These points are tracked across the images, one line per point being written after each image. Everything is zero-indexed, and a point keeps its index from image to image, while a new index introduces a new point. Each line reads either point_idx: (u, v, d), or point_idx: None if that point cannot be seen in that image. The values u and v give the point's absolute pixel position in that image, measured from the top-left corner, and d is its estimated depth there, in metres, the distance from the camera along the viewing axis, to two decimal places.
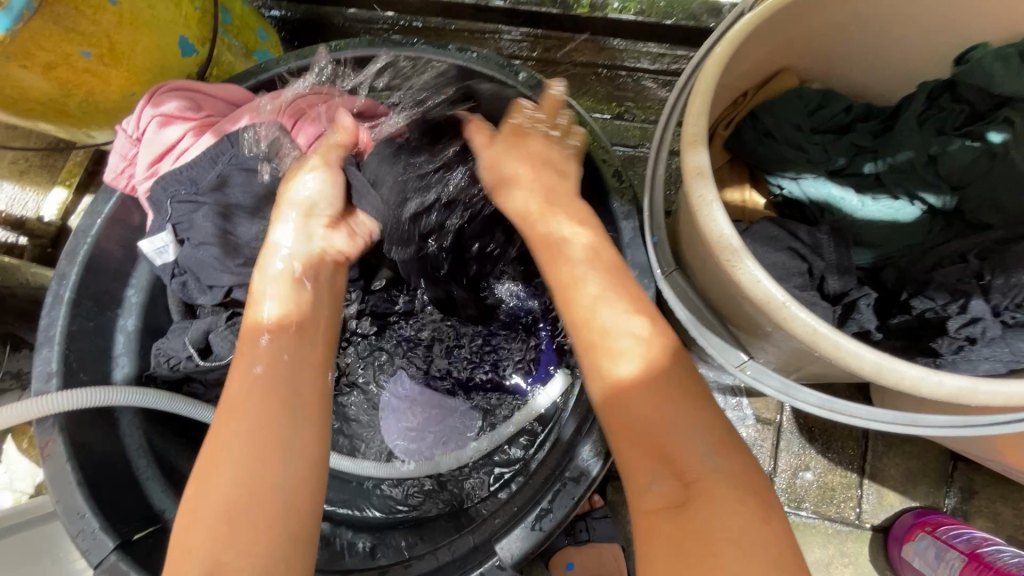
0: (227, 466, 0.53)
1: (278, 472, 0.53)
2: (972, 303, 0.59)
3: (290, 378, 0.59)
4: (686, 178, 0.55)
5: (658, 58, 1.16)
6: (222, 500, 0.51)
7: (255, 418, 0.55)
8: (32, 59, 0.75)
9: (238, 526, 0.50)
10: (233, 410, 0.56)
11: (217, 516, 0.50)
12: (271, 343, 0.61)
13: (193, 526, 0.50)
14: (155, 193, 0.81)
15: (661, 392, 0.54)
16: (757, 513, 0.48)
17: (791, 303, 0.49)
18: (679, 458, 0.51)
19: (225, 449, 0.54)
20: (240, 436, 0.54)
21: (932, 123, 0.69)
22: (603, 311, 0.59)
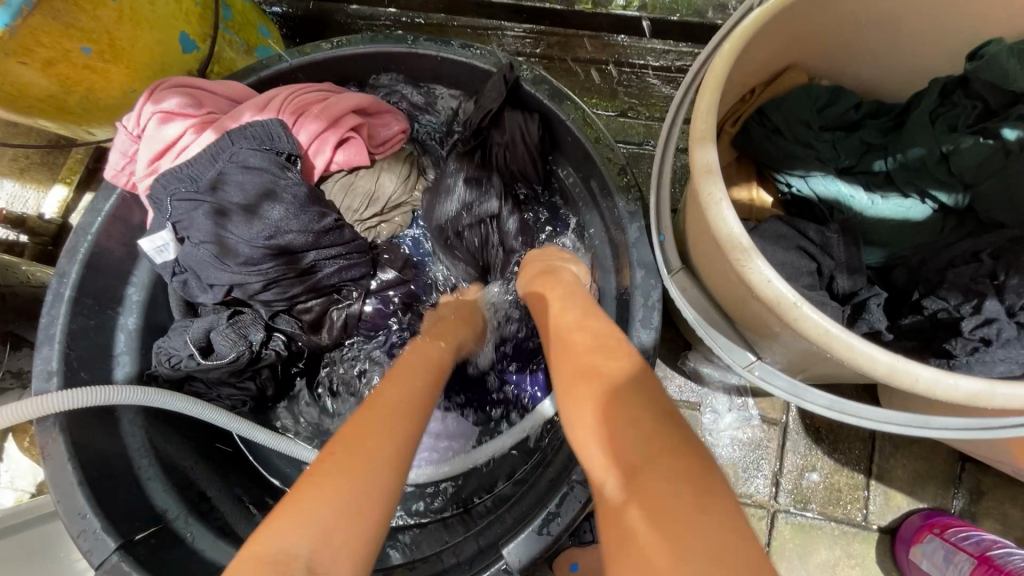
0: (375, 454, 0.51)
1: (389, 486, 0.50)
2: (986, 303, 0.58)
3: (419, 403, 0.61)
4: (695, 176, 0.54)
5: (662, 55, 1.15)
6: (354, 505, 0.46)
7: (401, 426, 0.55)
8: (32, 55, 0.74)
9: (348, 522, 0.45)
10: (377, 415, 0.56)
11: (344, 503, 0.46)
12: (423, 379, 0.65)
13: (314, 513, 0.44)
14: (156, 190, 0.80)
15: (631, 391, 0.50)
16: (707, 500, 0.40)
17: (802, 303, 0.49)
18: (630, 449, 0.45)
19: (372, 440, 0.52)
20: (383, 432, 0.53)
21: (945, 120, 0.68)
22: (587, 327, 0.61)
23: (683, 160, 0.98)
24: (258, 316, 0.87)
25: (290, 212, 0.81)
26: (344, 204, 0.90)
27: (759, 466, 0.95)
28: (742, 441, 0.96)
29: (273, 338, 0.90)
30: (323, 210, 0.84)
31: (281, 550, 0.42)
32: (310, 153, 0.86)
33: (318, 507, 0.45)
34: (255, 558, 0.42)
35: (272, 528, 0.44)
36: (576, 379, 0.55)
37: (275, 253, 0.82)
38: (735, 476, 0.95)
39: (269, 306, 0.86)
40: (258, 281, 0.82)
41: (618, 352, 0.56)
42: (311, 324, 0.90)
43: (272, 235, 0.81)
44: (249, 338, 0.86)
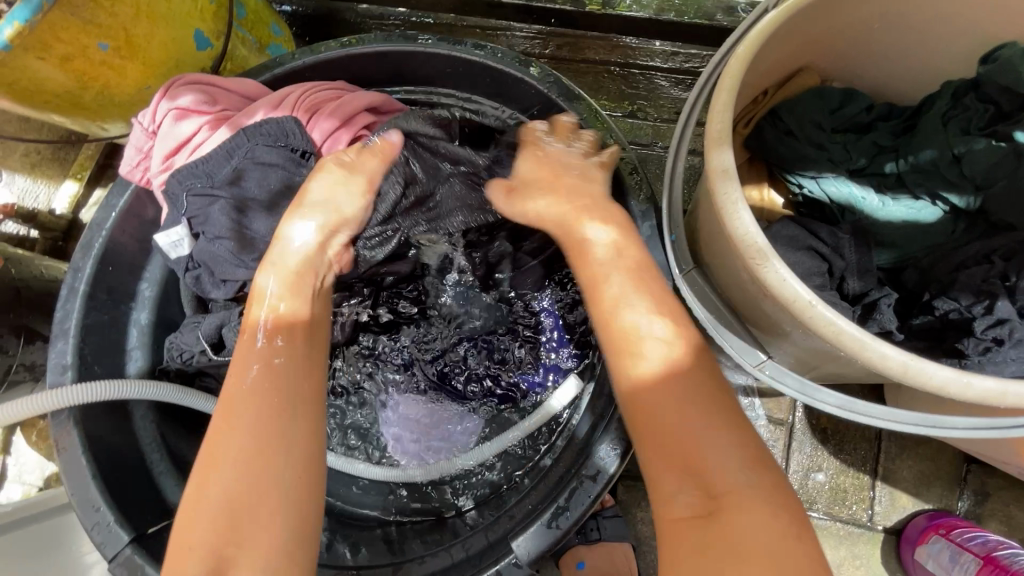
0: (223, 462, 0.54)
1: (273, 478, 0.54)
2: (998, 303, 0.59)
3: (293, 380, 0.60)
4: (710, 177, 0.55)
5: (671, 57, 1.16)
6: (222, 509, 0.52)
7: (256, 425, 0.56)
8: (50, 51, 0.74)
9: (237, 525, 0.51)
10: (234, 415, 0.57)
11: (218, 513, 0.52)
12: (276, 347, 0.62)
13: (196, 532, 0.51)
14: (172, 185, 0.81)
15: (689, 398, 0.54)
16: (773, 509, 0.49)
17: (817, 302, 0.49)
18: (704, 465, 0.52)
19: (220, 443, 0.55)
20: (245, 428, 0.56)
21: (956, 122, 0.68)
22: (641, 312, 0.60)
23: (692, 161, 0.99)
24: None
25: None
26: None
27: None
28: None
29: None
30: None
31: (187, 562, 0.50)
32: (323, 150, 0.85)
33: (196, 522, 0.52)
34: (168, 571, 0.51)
35: (179, 542, 0.52)
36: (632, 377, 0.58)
37: None
38: None
39: None
40: None
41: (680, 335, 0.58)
42: None
43: None
44: None
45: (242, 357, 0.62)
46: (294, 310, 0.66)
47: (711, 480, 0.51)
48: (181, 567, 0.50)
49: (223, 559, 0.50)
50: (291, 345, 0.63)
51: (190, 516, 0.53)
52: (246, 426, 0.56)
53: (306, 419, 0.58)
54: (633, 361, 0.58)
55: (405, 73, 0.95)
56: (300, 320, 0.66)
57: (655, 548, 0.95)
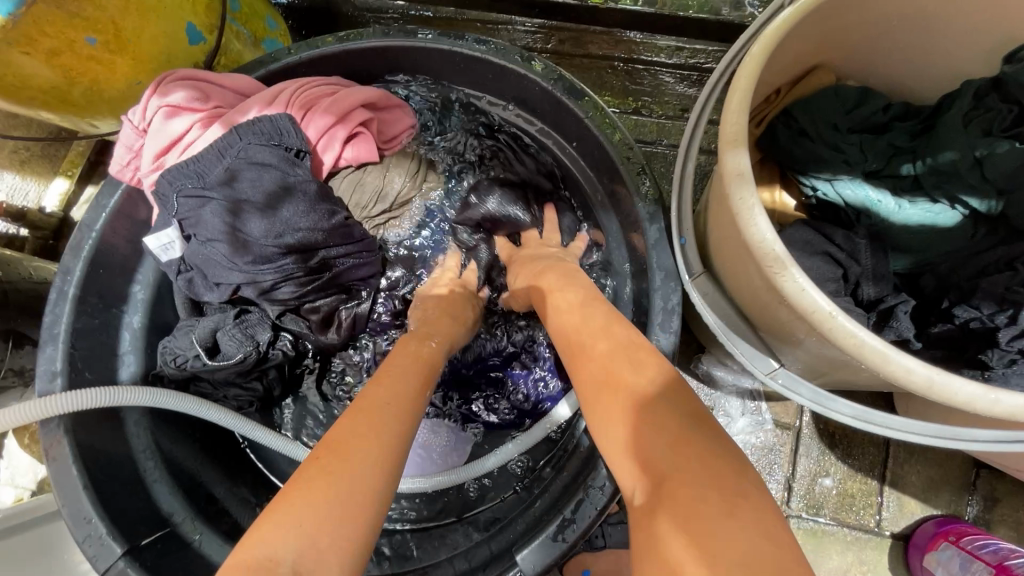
0: (358, 450, 0.49)
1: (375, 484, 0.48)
2: (1022, 314, 0.57)
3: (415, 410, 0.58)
4: (724, 181, 0.53)
5: (675, 52, 1.13)
6: (339, 503, 0.45)
7: (389, 439, 0.52)
8: (36, 46, 0.72)
9: (341, 520, 0.44)
10: (373, 419, 0.53)
11: (337, 505, 0.45)
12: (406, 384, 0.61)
13: (301, 518, 0.43)
14: (162, 185, 0.78)
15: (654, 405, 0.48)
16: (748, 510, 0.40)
17: (838, 313, 0.47)
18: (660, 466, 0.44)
19: (359, 437, 0.51)
20: (376, 432, 0.52)
21: (977, 125, 0.66)
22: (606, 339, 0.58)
23: (698, 160, 0.96)
24: (265, 315, 0.86)
25: (302, 210, 0.79)
26: (352, 200, 0.89)
27: (772, 471, 0.94)
28: (755, 445, 0.95)
29: (279, 338, 0.89)
30: (333, 208, 0.82)
31: (267, 553, 0.41)
32: (318, 148, 0.84)
33: (303, 510, 0.44)
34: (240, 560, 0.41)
35: (256, 532, 0.43)
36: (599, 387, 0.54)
37: (288, 251, 0.80)
38: None
39: (280, 305, 0.84)
40: (270, 278, 0.80)
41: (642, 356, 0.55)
42: (319, 323, 0.88)
43: (283, 233, 0.79)
44: (256, 338, 0.85)
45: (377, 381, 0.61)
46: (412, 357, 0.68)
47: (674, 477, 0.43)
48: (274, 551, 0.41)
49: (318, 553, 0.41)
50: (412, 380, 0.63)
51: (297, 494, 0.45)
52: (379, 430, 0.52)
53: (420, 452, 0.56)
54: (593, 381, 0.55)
55: (404, 68, 0.92)
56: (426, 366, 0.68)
57: None
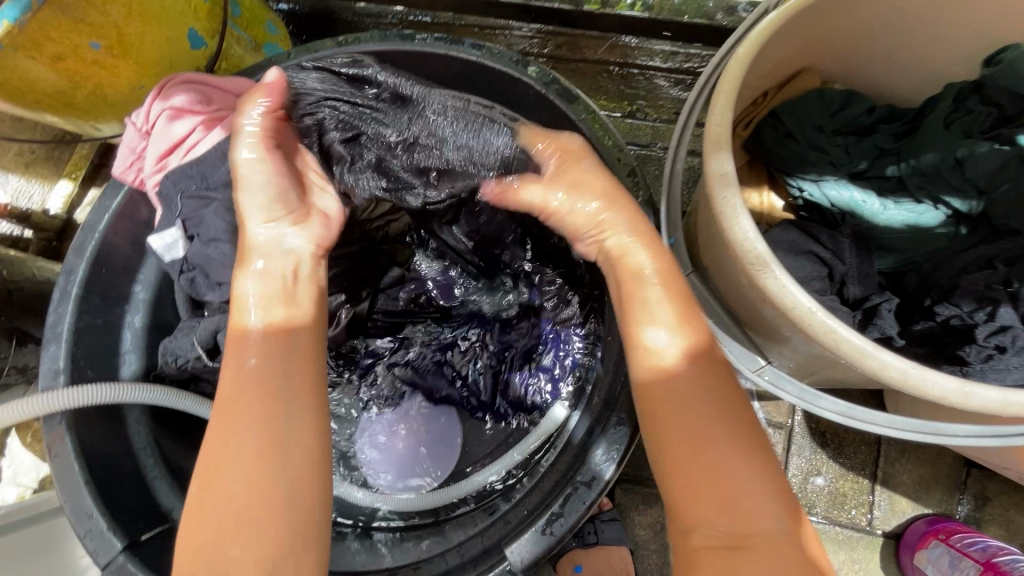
0: (234, 452, 0.53)
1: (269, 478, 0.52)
2: (1000, 311, 0.59)
3: (289, 373, 0.57)
4: (708, 183, 0.54)
5: (670, 57, 1.14)
6: (226, 504, 0.51)
7: (254, 421, 0.53)
8: (41, 50, 0.74)
9: (243, 520, 0.50)
10: (227, 420, 0.54)
11: (224, 514, 0.51)
12: (257, 346, 0.59)
13: (203, 527, 0.51)
14: (165, 187, 0.80)
15: (719, 438, 0.54)
16: (805, 559, 0.50)
17: (819, 311, 0.48)
18: (738, 498, 0.52)
19: (231, 434, 0.53)
20: (244, 425, 0.53)
21: (958, 125, 0.68)
22: (679, 339, 0.58)
23: (690, 162, 0.98)
24: None
25: None
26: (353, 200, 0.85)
27: None
28: None
29: None
30: None
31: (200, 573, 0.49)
32: None
33: (201, 526, 0.51)
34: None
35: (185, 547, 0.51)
36: (654, 376, 0.58)
37: None
38: None
39: None
40: None
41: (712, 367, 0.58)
42: None
43: None
44: None
45: (234, 357, 0.58)
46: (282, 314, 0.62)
47: (743, 517, 0.52)
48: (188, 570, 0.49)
49: (227, 559, 0.49)
50: (274, 339, 0.59)
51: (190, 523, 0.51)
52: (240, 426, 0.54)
53: (302, 411, 0.55)
54: (654, 364, 0.59)
55: None
56: (304, 324, 0.62)
57: (654, 552, 0.94)
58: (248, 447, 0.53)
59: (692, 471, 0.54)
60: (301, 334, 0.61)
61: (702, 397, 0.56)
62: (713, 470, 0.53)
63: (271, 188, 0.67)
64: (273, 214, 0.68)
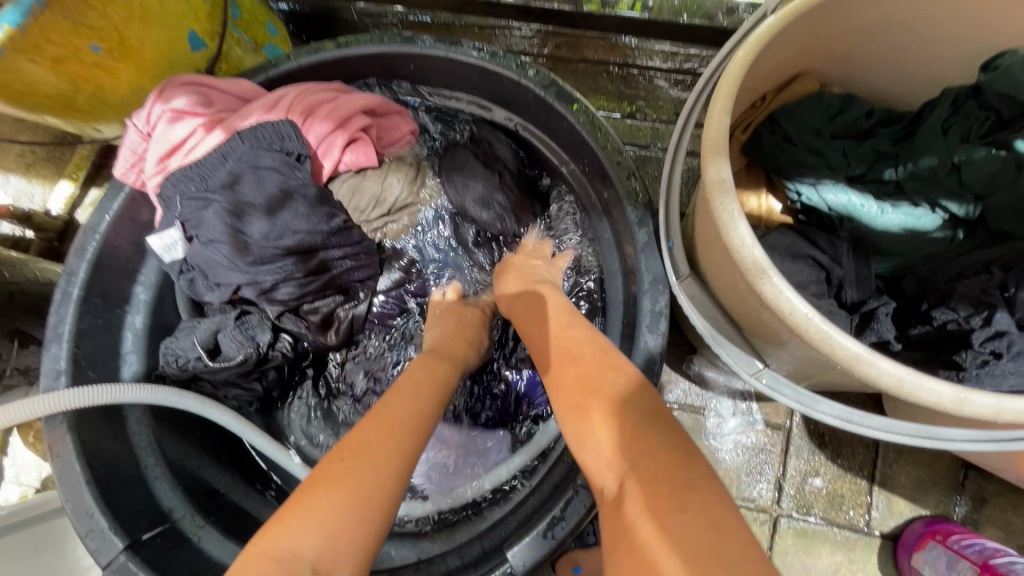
0: (386, 428, 0.58)
1: (386, 504, 0.51)
2: (996, 316, 0.58)
3: (430, 400, 0.66)
4: (706, 188, 0.55)
5: (670, 57, 1.14)
6: (368, 473, 0.52)
7: (410, 416, 0.61)
8: (42, 53, 0.73)
9: (369, 483, 0.51)
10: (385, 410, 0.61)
11: (353, 479, 0.51)
12: (416, 374, 0.71)
13: (333, 492, 0.49)
14: (166, 188, 0.80)
15: (644, 416, 0.54)
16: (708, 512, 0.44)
17: (814, 316, 0.48)
18: (645, 469, 0.49)
19: (381, 417, 0.60)
20: (397, 414, 0.61)
21: (956, 130, 0.68)
22: (585, 350, 0.63)
23: (691, 163, 0.98)
24: (265, 316, 0.88)
25: (300, 213, 0.81)
26: (351, 204, 0.90)
27: (762, 470, 0.96)
28: (746, 445, 0.96)
29: (279, 339, 0.91)
30: (332, 211, 0.84)
31: (290, 545, 0.45)
32: (318, 153, 0.86)
33: (339, 489, 0.49)
34: (268, 550, 0.45)
35: (300, 503, 0.49)
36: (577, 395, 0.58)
37: (287, 253, 0.82)
38: (738, 480, 0.95)
39: (280, 305, 0.86)
40: (270, 278, 0.82)
41: (612, 369, 0.59)
42: (318, 325, 0.90)
43: (282, 235, 0.81)
44: (256, 340, 0.87)
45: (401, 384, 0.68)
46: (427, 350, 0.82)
47: (651, 483, 0.47)
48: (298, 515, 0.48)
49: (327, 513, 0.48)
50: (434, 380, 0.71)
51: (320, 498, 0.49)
52: (382, 444, 0.55)
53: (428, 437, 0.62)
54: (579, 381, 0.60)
55: (399, 74, 0.94)
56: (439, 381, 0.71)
57: None
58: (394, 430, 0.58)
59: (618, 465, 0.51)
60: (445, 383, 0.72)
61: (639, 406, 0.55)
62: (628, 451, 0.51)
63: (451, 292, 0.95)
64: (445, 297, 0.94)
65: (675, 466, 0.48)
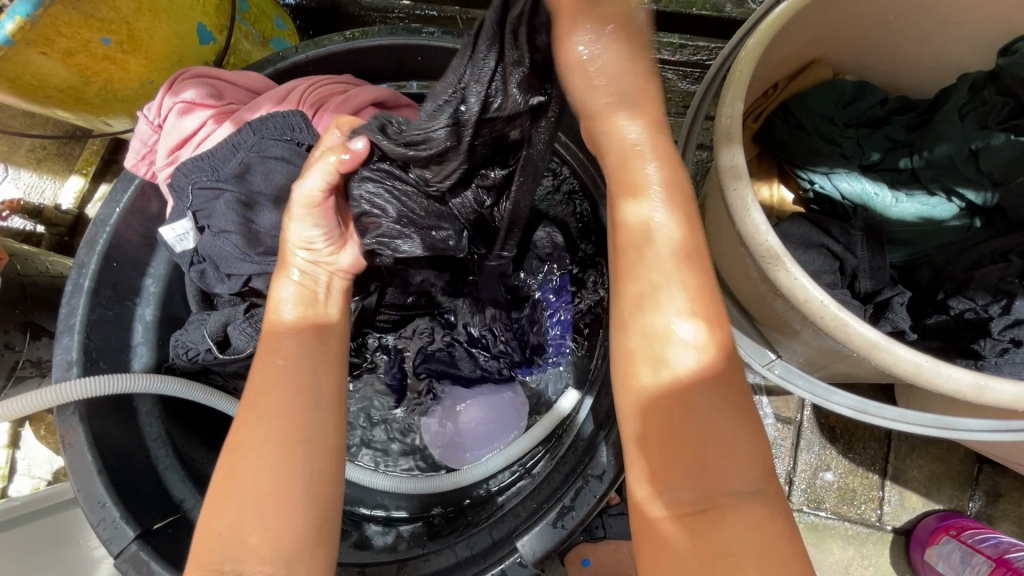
0: (263, 438, 0.53)
1: (297, 502, 0.51)
2: (1015, 303, 0.58)
3: (315, 364, 0.58)
4: (719, 175, 0.54)
5: (679, 49, 1.11)
6: (255, 487, 0.51)
7: (287, 403, 0.54)
8: (52, 45, 0.74)
9: (266, 499, 0.50)
10: (257, 403, 0.55)
11: (250, 502, 0.50)
12: (291, 341, 0.59)
13: (224, 513, 0.50)
14: (177, 179, 0.80)
15: (718, 398, 0.43)
16: (766, 512, 0.42)
17: (831, 303, 0.48)
18: (708, 465, 0.42)
19: (258, 419, 0.54)
20: (275, 411, 0.54)
21: (973, 116, 0.67)
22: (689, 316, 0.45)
23: (700, 155, 0.98)
24: None
25: None
26: None
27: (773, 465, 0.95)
28: None
29: None
30: None
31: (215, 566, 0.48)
32: None
33: (228, 509, 0.50)
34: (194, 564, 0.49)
35: (204, 539, 0.50)
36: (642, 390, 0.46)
37: None
38: None
39: None
40: None
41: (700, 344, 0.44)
42: None
43: None
44: None
45: (267, 350, 0.58)
46: (311, 310, 0.62)
47: (712, 479, 0.42)
48: (205, 555, 0.49)
49: (245, 545, 0.48)
50: (311, 339, 0.60)
51: (215, 507, 0.51)
52: (264, 445, 0.52)
53: (326, 406, 0.57)
54: (634, 371, 0.46)
55: (409, 67, 0.94)
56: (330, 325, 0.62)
57: None
58: (272, 435, 0.53)
59: (671, 444, 0.43)
60: (330, 337, 0.62)
61: (705, 396, 0.43)
62: (690, 430, 0.43)
63: (322, 234, 0.63)
64: (315, 252, 0.64)
65: (739, 445, 0.43)
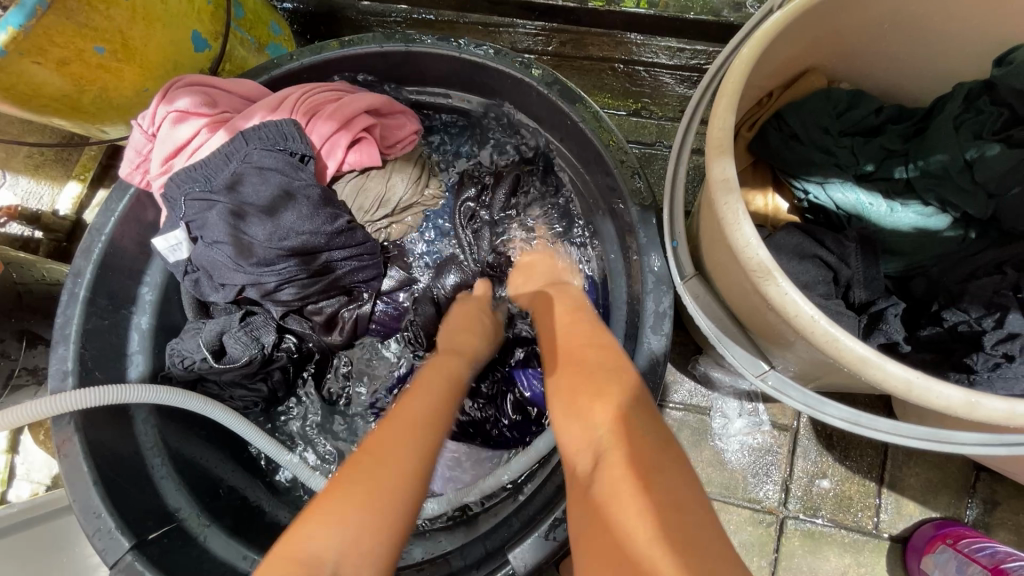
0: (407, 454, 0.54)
1: (401, 521, 0.50)
2: (1009, 317, 0.58)
3: (445, 411, 0.62)
4: (711, 188, 0.54)
5: (677, 53, 1.12)
6: (388, 495, 0.50)
7: (426, 437, 0.57)
8: (46, 56, 0.74)
9: (386, 514, 0.49)
10: (404, 424, 0.57)
11: (366, 507, 0.49)
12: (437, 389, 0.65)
13: (345, 512, 0.48)
14: (170, 188, 0.80)
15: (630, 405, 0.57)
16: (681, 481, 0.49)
17: (821, 318, 0.47)
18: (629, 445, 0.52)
19: (407, 438, 0.56)
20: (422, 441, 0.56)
21: (967, 127, 0.66)
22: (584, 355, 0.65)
23: (696, 162, 0.98)
24: (270, 316, 0.88)
25: (304, 213, 0.80)
26: (355, 205, 0.90)
27: (769, 472, 0.95)
28: (752, 447, 0.95)
29: (284, 339, 0.92)
30: (336, 211, 0.83)
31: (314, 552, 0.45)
32: (322, 153, 0.85)
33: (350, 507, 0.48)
34: (294, 550, 0.46)
35: (309, 527, 0.47)
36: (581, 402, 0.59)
37: (289, 253, 0.82)
38: (745, 481, 0.94)
39: (283, 305, 0.86)
40: (273, 279, 0.82)
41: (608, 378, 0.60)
42: (322, 325, 0.90)
43: (285, 236, 0.80)
44: (261, 340, 0.87)
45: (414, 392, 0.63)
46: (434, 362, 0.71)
47: (635, 454, 0.51)
48: (307, 544, 0.46)
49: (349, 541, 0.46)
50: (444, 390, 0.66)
51: (339, 499, 0.49)
52: (403, 458, 0.53)
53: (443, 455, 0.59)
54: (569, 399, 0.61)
55: (404, 74, 0.94)
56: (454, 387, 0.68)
57: None
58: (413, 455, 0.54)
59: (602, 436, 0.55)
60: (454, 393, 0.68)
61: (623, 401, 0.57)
62: (616, 426, 0.55)
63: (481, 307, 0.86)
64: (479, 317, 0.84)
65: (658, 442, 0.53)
